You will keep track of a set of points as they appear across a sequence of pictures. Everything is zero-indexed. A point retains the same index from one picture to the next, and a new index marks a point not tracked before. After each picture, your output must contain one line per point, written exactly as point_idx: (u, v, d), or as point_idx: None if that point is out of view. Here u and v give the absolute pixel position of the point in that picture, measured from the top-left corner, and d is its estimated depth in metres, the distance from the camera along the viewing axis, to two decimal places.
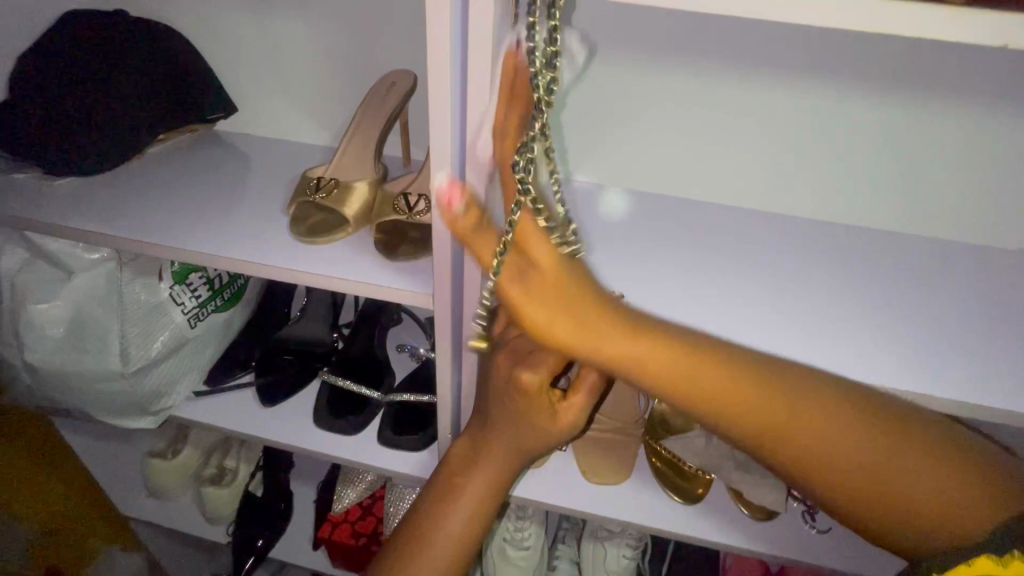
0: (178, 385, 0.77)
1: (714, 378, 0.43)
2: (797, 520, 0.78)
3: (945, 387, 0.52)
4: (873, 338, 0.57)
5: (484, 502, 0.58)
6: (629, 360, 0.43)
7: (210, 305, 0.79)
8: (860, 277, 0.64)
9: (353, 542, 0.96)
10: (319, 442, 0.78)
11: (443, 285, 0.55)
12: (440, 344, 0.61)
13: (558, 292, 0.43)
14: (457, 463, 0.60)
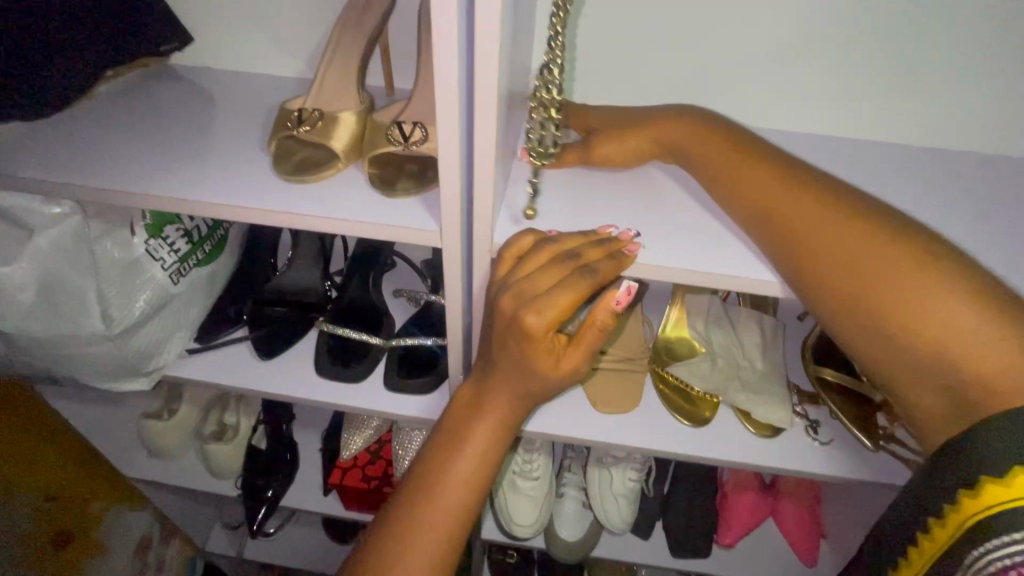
0: (168, 345, 0.73)
1: (766, 182, 0.49)
2: (800, 434, 0.74)
3: None
4: None
5: (486, 464, 0.53)
6: (715, 164, 0.52)
7: (192, 259, 0.74)
8: (879, 188, 0.59)
9: (364, 486, 0.96)
10: (321, 392, 0.74)
11: (451, 214, 0.47)
12: (449, 285, 0.53)
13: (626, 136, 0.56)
14: (450, 430, 0.54)
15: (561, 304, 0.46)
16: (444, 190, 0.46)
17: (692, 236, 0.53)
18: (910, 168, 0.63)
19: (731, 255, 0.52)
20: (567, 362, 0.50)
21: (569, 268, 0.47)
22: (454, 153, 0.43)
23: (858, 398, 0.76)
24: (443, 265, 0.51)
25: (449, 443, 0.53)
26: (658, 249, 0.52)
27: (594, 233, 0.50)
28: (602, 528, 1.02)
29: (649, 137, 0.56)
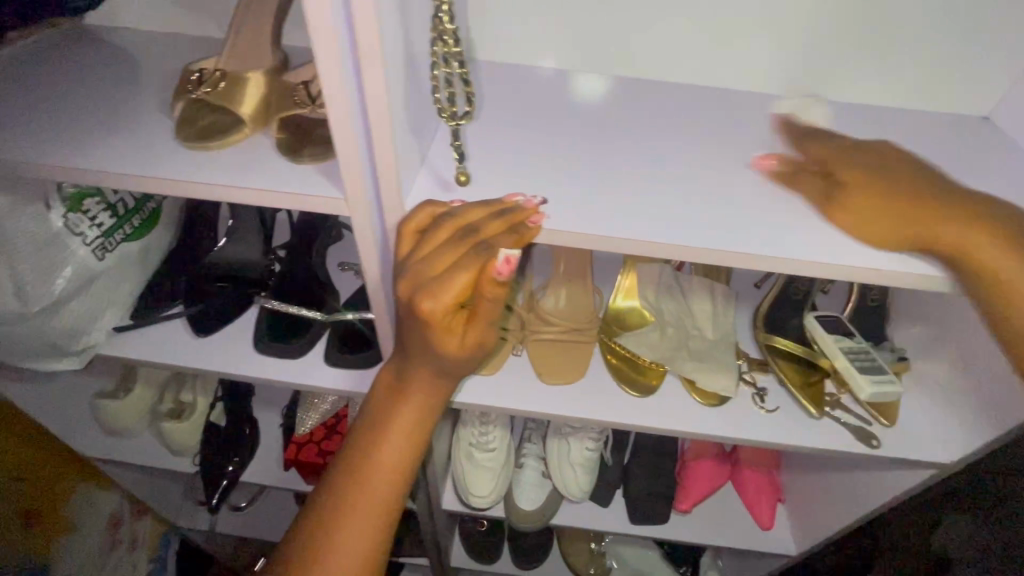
0: (97, 324, 0.71)
1: (952, 230, 0.45)
2: (746, 402, 0.74)
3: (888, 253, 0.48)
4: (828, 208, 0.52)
5: (416, 434, 0.58)
6: (881, 220, 0.47)
7: (118, 233, 0.71)
8: (817, 149, 0.57)
9: (320, 461, 0.96)
10: (259, 368, 0.73)
11: (353, 185, 0.44)
12: (365, 261, 0.51)
13: (877, 203, 0.47)
14: (367, 431, 0.57)
15: (456, 286, 0.43)
16: (342, 158, 0.42)
17: (622, 200, 0.50)
18: (853, 129, 0.61)
19: (659, 219, 0.49)
20: (473, 338, 0.48)
21: (466, 245, 0.44)
22: (345, 118, 0.40)
23: (808, 365, 0.75)
24: (354, 239, 0.49)
25: (366, 443, 0.57)
26: (582, 214, 0.48)
27: (499, 201, 0.46)
28: (560, 497, 1.02)
29: (891, 194, 0.47)
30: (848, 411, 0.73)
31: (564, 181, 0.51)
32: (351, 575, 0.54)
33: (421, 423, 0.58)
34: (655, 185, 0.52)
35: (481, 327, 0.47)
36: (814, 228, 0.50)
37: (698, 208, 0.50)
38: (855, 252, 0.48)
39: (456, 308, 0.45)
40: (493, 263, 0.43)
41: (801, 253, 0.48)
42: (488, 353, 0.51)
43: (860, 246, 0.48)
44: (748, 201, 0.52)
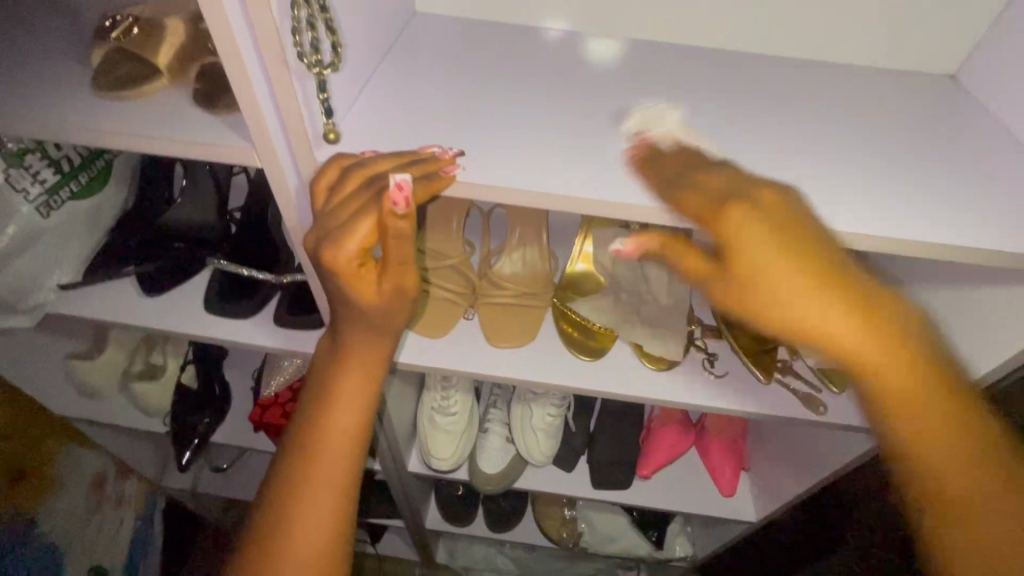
0: (43, 281, 0.72)
1: (840, 328, 0.44)
2: (696, 368, 0.73)
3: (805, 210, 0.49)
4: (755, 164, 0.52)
5: (360, 396, 0.59)
6: (781, 300, 0.44)
7: (64, 190, 0.71)
8: (747, 103, 0.59)
9: (284, 422, 0.97)
10: (210, 327, 0.73)
11: (263, 140, 0.44)
12: (287, 217, 0.51)
13: (779, 269, 0.43)
14: (312, 403, 0.59)
15: (360, 231, 0.44)
16: (247, 113, 0.43)
17: (547, 155, 0.49)
18: (795, 98, 0.61)
19: (582, 175, 0.48)
20: (389, 286, 0.48)
21: (369, 194, 0.43)
22: (243, 72, 0.40)
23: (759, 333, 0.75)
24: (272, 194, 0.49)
25: (312, 416, 0.59)
26: (503, 169, 0.47)
27: (412, 154, 0.45)
28: (523, 462, 1.03)
29: (785, 267, 0.44)
30: (798, 378, 0.73)
31: (490, 137, 0.50)
32: (322, 524, 0.59)
33: (360, 394, 0.58)
34: (582, 144, 0.51)
35: (395, 272, 0.47)
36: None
37: (625, 167, 0.49)
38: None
39: (362, 253, 0.46)
40: (388, 194, 0.41)
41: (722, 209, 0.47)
42: (411, 305, 0.51)
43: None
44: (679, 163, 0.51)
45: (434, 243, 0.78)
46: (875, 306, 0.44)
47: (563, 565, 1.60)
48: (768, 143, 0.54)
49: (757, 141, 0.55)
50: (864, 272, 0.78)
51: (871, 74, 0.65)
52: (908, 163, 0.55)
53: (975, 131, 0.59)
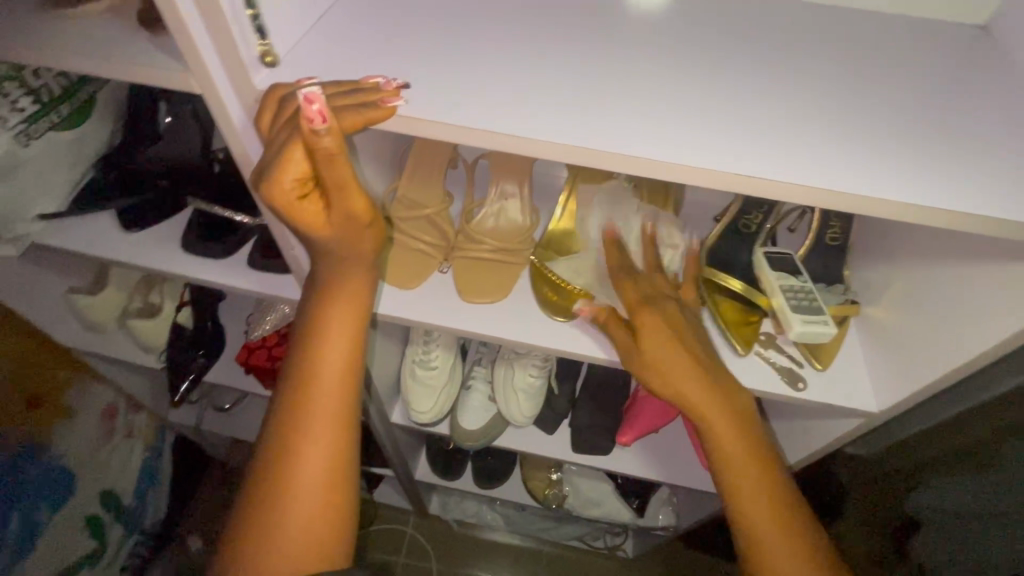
0: (25, 210, 0.72)
1: (693, 377, 0.59)
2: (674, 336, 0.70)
3: (784, 168, 0.45)
4: (735, 117, 0.48)
5: (346, 341, 0.58)
6: (655, 351, 0.61)
7: (44, 121, 0.70)
8: (742, 52, 0.54)
9: (270, 365, 0.99)
10: (184, 265, 0.73)
11: (199, 71, 0.43)
12: (237, 153, 0.51)
13: (661, 333, 0.61)
14: (294, 344, 0.59)
15: (295, 159, 0.45)
16: (179, 41, 0.41)
17: (502, 95, 0.47)
18: (794, 46, 0.55)
19: (534, 118, 0.46)
20: (336, 215, 0.50)
21: (296, 122, 0.44)
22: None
23: (745, 302, 0.71)
24: (219, 127, 0.48)
25: (300, 358, 0.58)
26: (449, 106, 0.45)
27: (353, 84, 0.45)
28: (505, 422, 1.03)
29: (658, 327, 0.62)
30: (780, 352, 0.69)
31: (443, 73, 0.47)
32: (316, 479, 0.57)
33: (345, 331, 0.58)
34: (539, 87, 0.48)
35: (336, 198, 0.48)
36: (704, 142, 0.46)
37: (582, 112, 0.47)
38: (738, 162, 0.45)
39: (303, 180, 0.47)
40: (302, 113, 0.41)
41: (675, 157, 0.45)
42: (366, 232, 0.52)
43: (746, 158, 0.45)
44: (644, 109, 0.47)
45: (411, 193, 0.77)
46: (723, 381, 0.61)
47: (550, 525, 1.63)
48: (751, 93, 0.50)
49: (739, 89, 0.50)
50: (866, 244, 0.73)
51: (885, 24, 0.59)
52: (910, 118, 0.49)
53: (993, 87, 0.53)
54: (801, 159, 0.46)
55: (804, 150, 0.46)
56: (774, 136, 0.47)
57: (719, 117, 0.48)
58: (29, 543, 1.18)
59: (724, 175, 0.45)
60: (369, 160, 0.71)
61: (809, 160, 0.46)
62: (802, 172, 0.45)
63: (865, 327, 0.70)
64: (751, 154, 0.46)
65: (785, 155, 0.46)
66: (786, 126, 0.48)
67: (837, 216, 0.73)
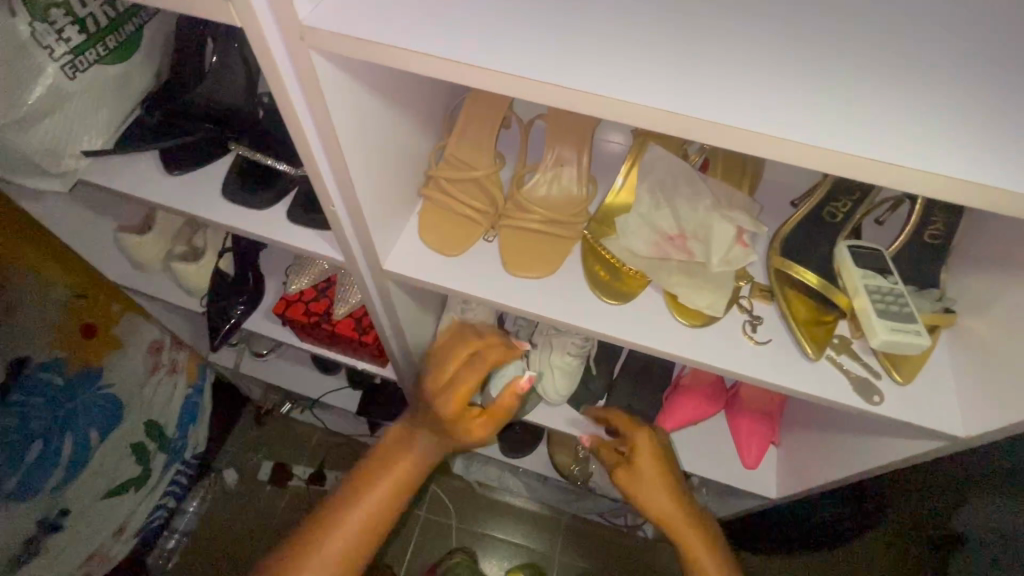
0: (71, 146, 0.71)
1: (672, 508, 0.81)
2: (735, 330, 0.64)
3: (918, 153, 0.37)
4: (860, 82, 0.40)
5: (369, 517, 0.81)
6: (637, 483, 0.83)
7: (90, 53, 0.67)
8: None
9: (306, 319, 0.96)
10: (224, 213, 0.71)
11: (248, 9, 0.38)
12: (287, 112, 0.45)
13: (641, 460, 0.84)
14: (327, 508, 0.82)
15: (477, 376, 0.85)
16: None
17: (575, 47, 0.40)
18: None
19: (611, 73, 0.39)
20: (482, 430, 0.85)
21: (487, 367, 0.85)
22: None
23: (820, 300, 0.63)
24: (268, 81, 0.43)
25: (334, 510, 0.81)
26: (510, 54, 0.40)
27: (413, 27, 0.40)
28: (538, 398, 1.00)
29: (645, 459, 0.83)
30: (854, 359, 0.62)
31: (505, 17, 0.42)
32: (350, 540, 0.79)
33: (392, 485, 0.84)
34: (618, 37, 0.41)
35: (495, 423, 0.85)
36: (811, 110, 0.39)
37: (667, 67, 0.40)
38: (854, 138, 0.38)
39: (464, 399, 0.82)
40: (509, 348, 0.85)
41: (777, 129, 0.38)
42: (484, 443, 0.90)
43: (863, 135, 0.38)
44: (743, 67, 0.40)
45: (461, 152, 0.72)
46: (703, 529, 0.81)
47: (571, 497, 1.62)
48: (874, 51, 0.41)
49: (860, 47, 0.42)
50: (975, 242, 0.63)
51: None
52: None
53: None
54: (931, 140, 0.38)
55: (936, 128, 0.38)
56: (902, 110, 0.39)
57: (834, 79, 0.40)
58: (82, 463, 1.27)
59: (832, 153, 0.37)
60: (419, 113, 0.65)
61: (940, 140, 0.38)
62: (932, 154, 0.37)
63: (955, 337, 0.62)
64: (868, 129, 0.38)
65: (914, 134, 0.38)
66: (915, 95, 0.40)
67: (937, 210, 0.64)
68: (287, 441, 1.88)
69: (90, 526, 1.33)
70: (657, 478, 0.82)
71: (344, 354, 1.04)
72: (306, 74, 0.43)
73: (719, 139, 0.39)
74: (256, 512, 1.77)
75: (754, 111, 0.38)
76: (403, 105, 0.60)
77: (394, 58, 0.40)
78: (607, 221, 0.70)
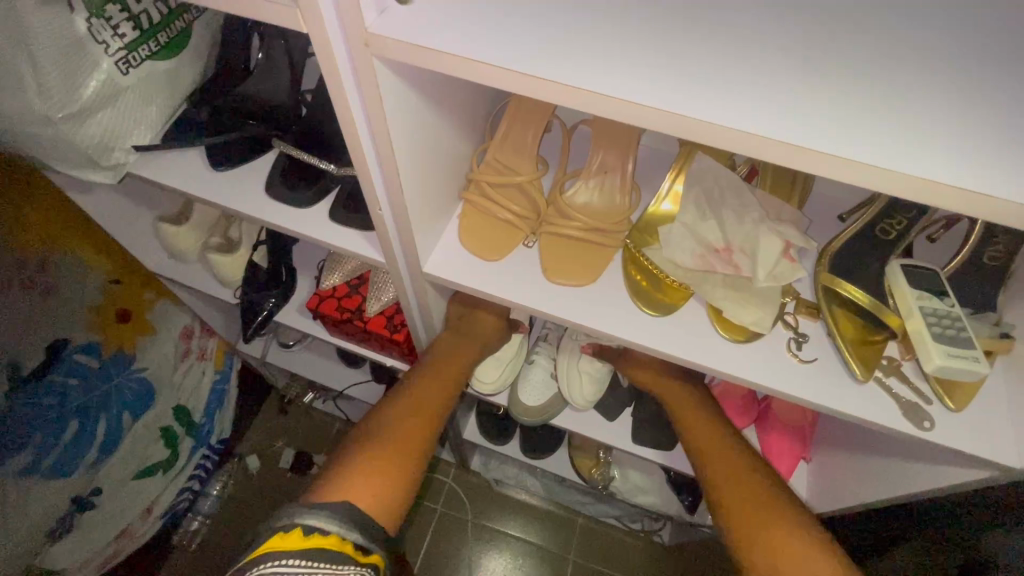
0: (122, 140, 0.73)
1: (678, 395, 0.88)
2: (778, 346, 0.63)
3: (999, 180, 0.35)
4: (937, 105, 0.38)
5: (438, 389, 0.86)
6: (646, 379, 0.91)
7: (143, 49, 0.69)
8: (954, 16, 0.42)
9: (338, 315, 0.96)
10: (266, 210, 0.72)
11: (313, 15, 0.37)
12: (342, 115, 0.45)
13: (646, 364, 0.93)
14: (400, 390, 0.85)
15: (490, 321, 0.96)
16: None
17: (639, 61, 0.40)
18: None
19: (677, 88, 0.38)
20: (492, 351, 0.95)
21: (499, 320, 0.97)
22: None
23: (868, 320, 0.62)
24: (327, 85, 0.43)
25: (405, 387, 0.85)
26: (572, 67, 0.39)
27: (477, 39, 0.40)
28: (564, 401, 0.99)
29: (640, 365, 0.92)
30: (903, 382, 0.60)
31: (568, 27, 0.41)
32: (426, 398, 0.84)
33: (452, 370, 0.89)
34: (682, 50, 0.40)
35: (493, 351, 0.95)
36: (885, 132, 0.37)
37: (735, 84, 0.39)
38: (932, 162, 0.36)
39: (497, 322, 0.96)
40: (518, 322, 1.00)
41: (843, 148, 0.37)
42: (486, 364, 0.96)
43: (934, 156, 0.36)
44: (813, 84, 0.39)
45: (503, 157, 0.72)
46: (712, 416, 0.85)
47: (588, 500, 1.61)
48: (952, 69, 0.40)
49: (936, 65, 0.40)
50: None
51: None
52: None
53: None
54: (1011, 164, 0.36)
55: (1019, 153, 0.37)
56: (983, 133, 0.37)
57: (909, 100, 0.39)
58: (115, 443, 1.31)
59: (908, 177, 0.36)
60: (465, 115, 0.65)
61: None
62: (1015, 181, 0.35)
63: (1010, 364, 0.60)
64: (944, 151, 0.37)
65: (995, 160, 0.36)
66: (996, 120, 0.38)
67: (997, 231, 0.62)
68: (309, 429, 1.91)
69: (120, 505, 1.37)
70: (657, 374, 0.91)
71: (374, 350, 1.04)
72: (364, 80, 0.43)
73: (787, 158, 0.37)
74: (276, 497, 1.80)
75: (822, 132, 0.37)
76: (451, 109, 0.60)
77: (452, 66, 0.39)
78: (648, 231, 0.69)
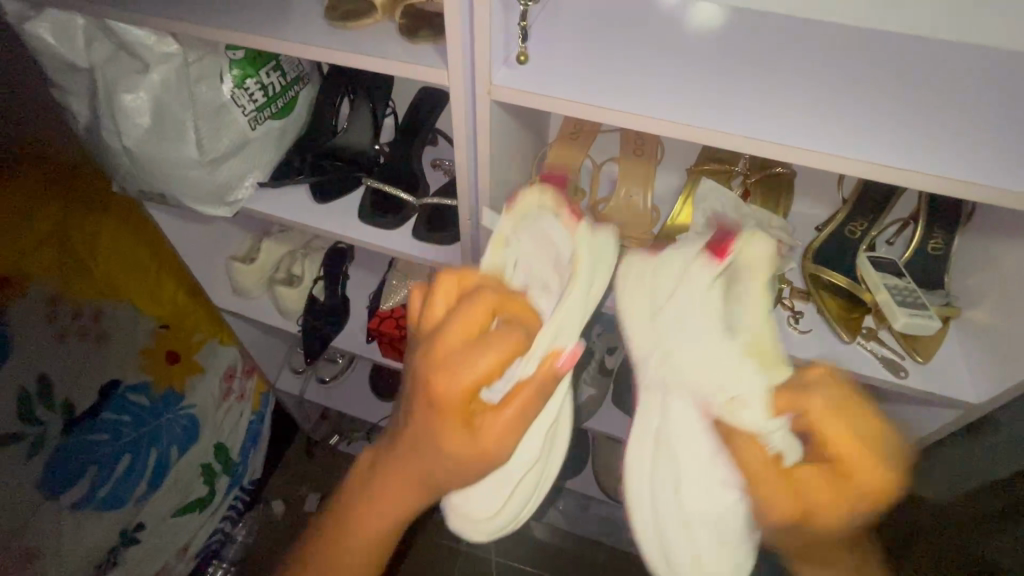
0: (243, 180, 0.90)
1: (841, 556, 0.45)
2: (782, 321, 0.79)
3: (926, 166, 0.53)
4: (881, 122, 0.57)
5: (383, 540, 0.53)
6: (825, 510, 0.42)
7: (266, 111, 0.89)
8: (884, 71, 0.62)
9: (396, 332, 1.10)
10: (360, 232, 0.89)
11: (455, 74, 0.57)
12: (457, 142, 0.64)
13: (846, 432, 0.42)
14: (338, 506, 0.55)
15: (473, 317, 0.46)
16: (451, 49, 0.54)
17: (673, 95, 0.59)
18: (930, 66, 0.64)
19: (709, 114, 0.57)
20: (487, 434, 0.44)
21: (488, 331, 0.45)
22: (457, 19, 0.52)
23: (849, 299, 0.79)
24: (451, 119, 0.62)
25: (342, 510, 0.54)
26: (632, 101, 0.57)
27: (566, 87, 0.58)
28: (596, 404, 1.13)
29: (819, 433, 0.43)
30: (882, 345, 0.76)
31: (630, 80, 0.60)
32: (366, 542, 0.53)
33: (399, 503, 0.50)
34: (702, 89, 0.59)
35: (486, 433, 0.44)
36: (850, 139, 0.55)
37: (747, 112, 0.57)
38: (886, 156, 0.54)
39: (471, 394, 0.43)
40: (559, 354, 0.48)
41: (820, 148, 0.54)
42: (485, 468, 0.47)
43: (881, 153, 0.54)
44: (794, 109, 0.58)
45: None
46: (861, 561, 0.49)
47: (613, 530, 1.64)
48: (893, 101, 0.59)
49: (883, 99, 0.59)
50: (974, 251, 0.78)
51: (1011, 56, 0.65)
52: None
53: None
54: (936, 157, 0.54)
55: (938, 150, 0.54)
56: (914, 138, 0.55)
57: (863, 118, 0.57)
58: (161, 479, 1.35)
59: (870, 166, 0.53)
60: (525, 152, 0.84)
61: (942, 158, 0.54)
62: (942, 167, 0.53)
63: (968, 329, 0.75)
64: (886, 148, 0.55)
65: (929, 155, 0.54)
66: (920, 131, 0.56)
67: (941, 228, 0.80)
68: (332, 471, 1.95)
69: (162, 542, 1.38)
70: (870, 493, 0.42)
71: None
72: (480, 116, 0.61)
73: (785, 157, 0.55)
74: None
75: (804, 138, 0.55)
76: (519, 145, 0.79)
77: (549, 104, 0.58)
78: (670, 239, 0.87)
